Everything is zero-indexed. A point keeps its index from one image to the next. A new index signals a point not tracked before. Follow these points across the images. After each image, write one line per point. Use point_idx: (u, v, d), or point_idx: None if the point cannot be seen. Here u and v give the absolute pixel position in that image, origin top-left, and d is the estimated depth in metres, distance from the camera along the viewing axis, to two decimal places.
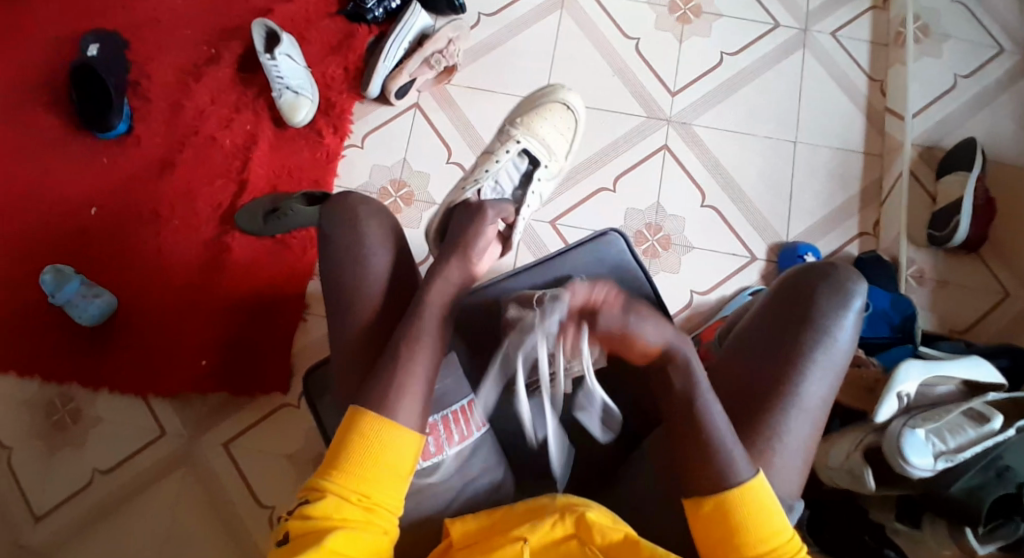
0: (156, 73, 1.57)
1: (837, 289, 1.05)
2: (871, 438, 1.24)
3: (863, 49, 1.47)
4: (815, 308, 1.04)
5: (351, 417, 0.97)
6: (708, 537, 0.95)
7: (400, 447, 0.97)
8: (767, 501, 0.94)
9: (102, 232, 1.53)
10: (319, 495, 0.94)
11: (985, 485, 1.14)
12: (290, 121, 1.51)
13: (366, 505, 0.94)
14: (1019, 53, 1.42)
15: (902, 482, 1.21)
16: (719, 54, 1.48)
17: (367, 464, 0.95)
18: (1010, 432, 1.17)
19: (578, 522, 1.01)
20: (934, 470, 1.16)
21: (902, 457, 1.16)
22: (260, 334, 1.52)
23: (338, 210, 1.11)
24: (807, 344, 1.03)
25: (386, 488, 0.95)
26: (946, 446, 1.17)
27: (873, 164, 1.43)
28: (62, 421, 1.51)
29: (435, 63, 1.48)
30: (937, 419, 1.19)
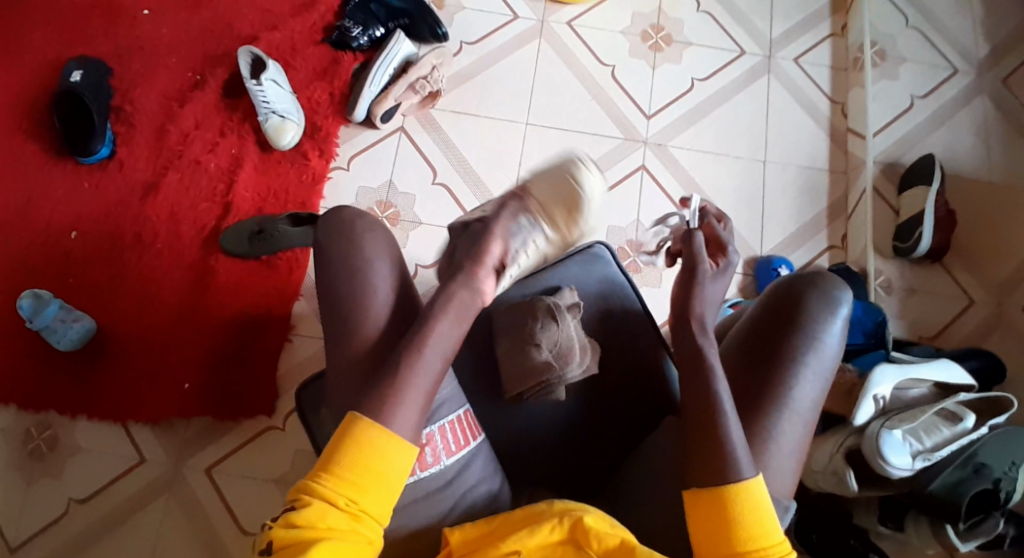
0: (140, 98, 1.59)
1: (826, 294, 1.10)
2: (850, 441, 1.28)
3: (824, 74, 1.56)
4: (806, 311, 1.09)
5: (344, 425, 0.98)
6: (702, 530, 0.96)
7: (389, 455, 0.97)
8: (765, 502, 0.96)
9: (83, 256, 1.52)
10: (306, 501, 0.93)
11: (963, 481, 1.20)
12: (277, 144, 1.54)
13: (352, 512, 0.94)
14: (972, 74, 1.53)
15: (885, 484, 1.25)
16: (690, 80, 1.56)
17: (355, 472, 0.95)
18: (982, 430, 1.24)
19: (574, 526, 0.99)
20: (913, 469, 1.21)
21: (881, 457, 1.21)
22: (245, 356, 1.51)
23: (337, 221, 1.13)
24: (799, 345, 1.08)
25: (374, 495, 0.95)
26: (923, 445, 1.23)
27: (839, 181, 1.51)
28: (39, 449, 1.48)
29: (420, 88, 1.54)
30: (914, 419, 1.25)
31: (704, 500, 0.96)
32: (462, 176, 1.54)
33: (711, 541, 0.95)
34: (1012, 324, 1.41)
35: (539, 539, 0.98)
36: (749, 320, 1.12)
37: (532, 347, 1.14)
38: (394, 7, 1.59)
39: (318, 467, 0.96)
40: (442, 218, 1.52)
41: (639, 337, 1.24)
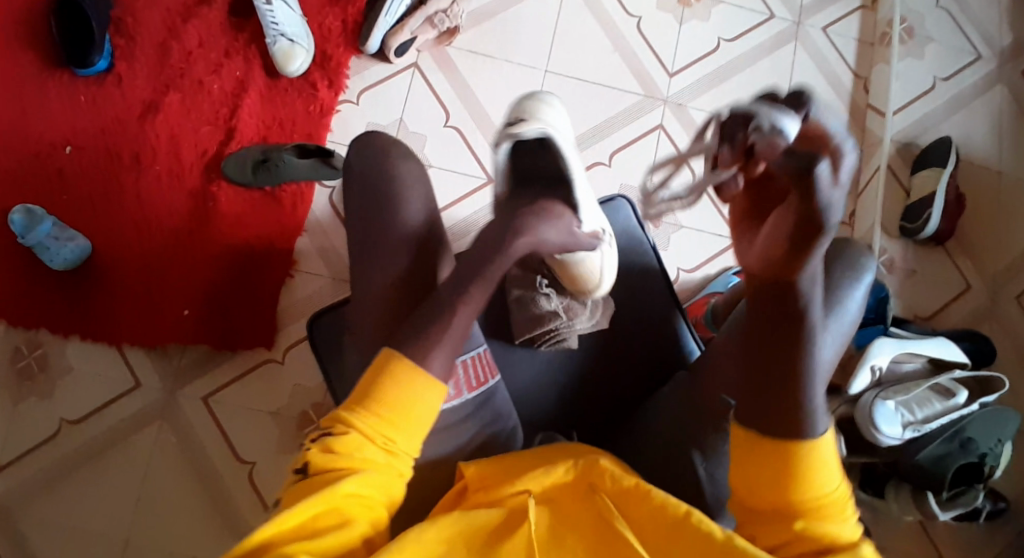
0: (142, 10, 1.51)
1: (852, 263, 1.14)
2: (843, 409, 1.37)
3: (850, 46, 1.53)
4: (833, 279, 1.13)
5: (385, 357, 0.94)
6: (753, 472, 0.94)
7: (427, 393, 0.94)
8: (823, 455, 0.93)
9: (78, 173, 1.47)
10: (342, 431, 0.91)
11: (949, 454, 1.30)
12: (284, 70, 1.48)
13: (387, 448, 0.92)
14: (993, 62, 1.53)
15: (873, 451, 1.36)
16: (716, 40, 1.52)
17: (394, 408, 0.92)
18: (972, 406, 1.33)
19: (589, 467, 1.00)
20: (902, 439, 1.30)
21: (874, 426, 1.29)
22: (244, 288, 1.50)
23: (365, 174, 1.15)
24: None
25: (411, 435, 0.93)
26: (914, 417, 1.31)
27: (853, 158, 1.51)
28: (29, 368, 1.47)
29: (438, 23, 1.47)
30: (908, 392, 1.33)
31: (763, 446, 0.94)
32: (476, 122, 1.50)
33: (762, 486, 0.94)
34: (1004, 315, 1.45)
35: (552, 478, 1.00)
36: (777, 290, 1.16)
37: (544, 295, 1.20)
38: None
39: (358, 395, 0.94)
40: (452, 162, 1.49)
41: (650, 314, 1.26)
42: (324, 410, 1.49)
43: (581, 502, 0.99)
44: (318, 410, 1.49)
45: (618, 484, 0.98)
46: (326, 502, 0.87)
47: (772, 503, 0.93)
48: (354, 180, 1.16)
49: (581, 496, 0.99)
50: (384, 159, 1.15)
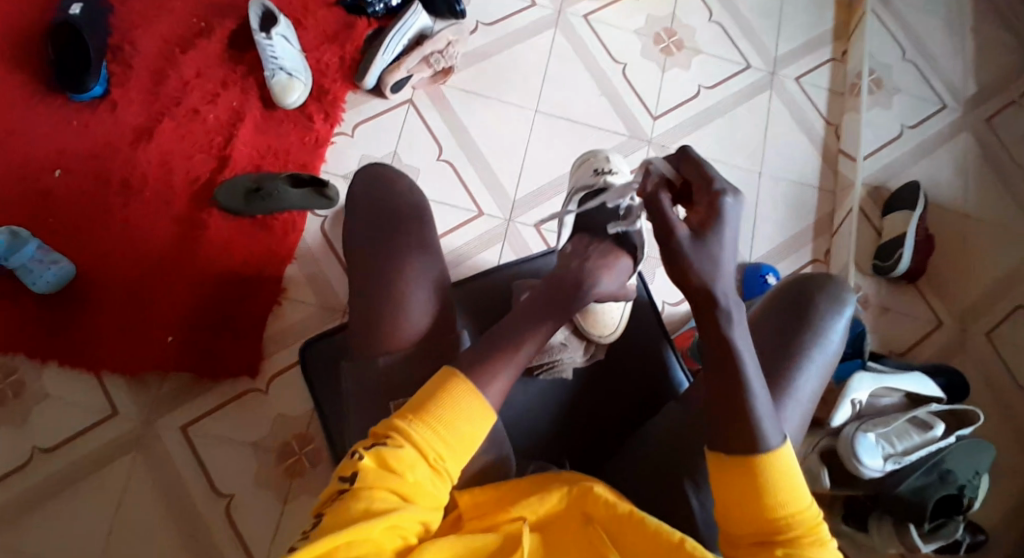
0: (141, 40, 1.54)
1: (834, 296, 1.17)
2: (825, 441, 1.41)
3: (822, 96, 1.64)
4: (814, 309, 1.15)
5: (446, 374, 0.98)
6: (731, 500, 0.94)
7: (481, 417, 0.97)
8: (790, 474, 0.94)
9: (66, 196, 1.47)
10: (397, 445, 0.94)
11: (928, 486, 1.31)
12: (282, 102, 1.51)
13: (437, 469, 0.95)
14: (959, 110, 1.64)
15: (854, 484, 1.39)
16: (697, 87, 1.61)
17: (451, 427, 0.95)
18: (950, 438, 1.37)
19: (583, 495, 1.00)
20: (883, 471, 1.34)
21: (856, 459, 1.34)
22: (230, 314, 1.48)
23: (367, 207, 1.18)
24: (805, 339, 1.14)
25: (458, 455, 0.95)
26: (894, 449, 1.36)
27: (826, 200, 1.59)
28: (3, 393, 1.42)
29: (434, 62, 1.53)
30: (887, 424, 1.37)
31: (732, 465, 0.94)
32: (468, 156, 1.54)
33: (741, 514, 0.94)
34: (974, 348, 1.52)
35: (548, 508, 0.99)
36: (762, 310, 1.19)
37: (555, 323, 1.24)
38: None
39: (416, 409, 0.96)
40: (444, 195, 1.52)
41: (642, 336, 1.28)
42: (307, 440, 1.46)
43: (577, 532, 0.99)
44: (300, 440, 1.46)
45: (611, 509, 0.98)
46: (371, 529, 0.90)
47: (752, 530, 0.94)
48: (355, 211, 1.18)
49: (575, 526, 0.99)
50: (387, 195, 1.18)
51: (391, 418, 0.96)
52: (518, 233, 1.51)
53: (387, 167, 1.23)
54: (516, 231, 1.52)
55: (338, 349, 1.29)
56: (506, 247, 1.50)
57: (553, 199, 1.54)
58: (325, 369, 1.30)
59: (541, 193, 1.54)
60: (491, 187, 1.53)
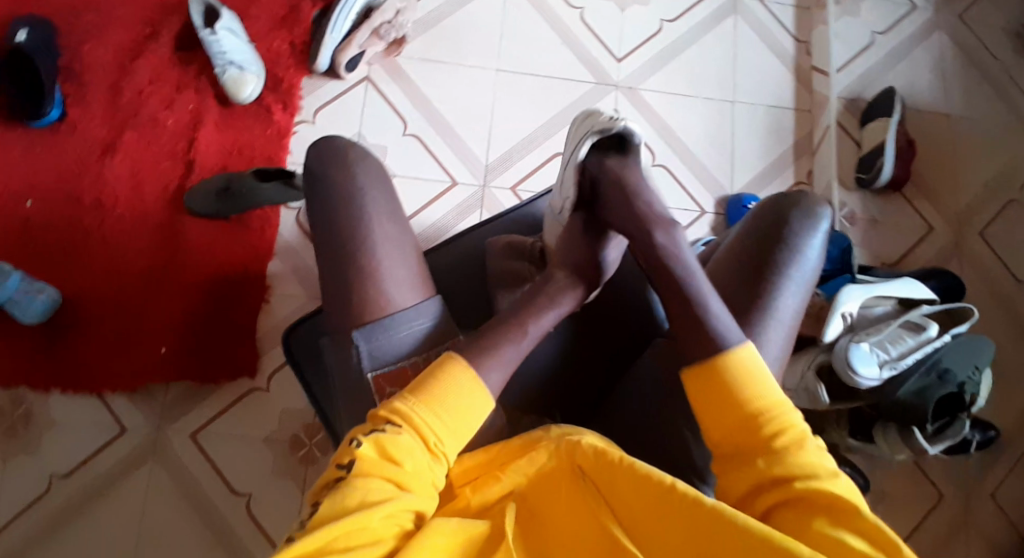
0: (87, 54, 1.51)
1: (808, 212, 1.17)
2: (821, 357, 1.42)
3: (789, 13, 1.58)
4: (789, 228, 1.15)
5: (444, 357, 1.02)
6: (708, 407, 1.01)
7: (480, 400, 1.02)
8: (759, 368, 1.01)
9: (40, 224, 1.47)
10: (395, 430, 0.97)
11: (928, 387, 1.36)
12: (237, 98, 1.48)
13: (435, 452, 0.98)
14: (929, 10, 1.60)
15: (855, 396, 1.42)
16: (659, 22, 1.56)
17: (447, 404, 1.00)
18: (944, 338, 1.39)
19: (572, 452, 0.97)
20: (880, 378, 1.36)
21: (851, 369, 1.35)
22: (223, 318, 1.49)
23: (327, 192, 1.16)
24: (783, 261, 1.14)
25: (456, 437, 0.99)
26: (889, 354, 1.37)
27: (805, 120, 1.55)
28: (14, 425, 1.45)
29: (385, 33, 1.49)
30: (879, 332, 1.38)
31: (702, 376, 1.01)
32: (435, 125, 1.51)
33: (719, 419, 1.00)
34: (967, 250, 1.53)
35: (538, 468, 0.98)
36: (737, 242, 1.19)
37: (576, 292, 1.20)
38: None
39: (414, 392, 1.00)
40: (416, 170, 1.49)
41: (627, 301, 1.28)
42: (316, 430, 1.50)
43: (568, 485, 0.96)
44: (309, 429, 1.50)
45: (603, 457, 0.95)
46: (370, 516, 0.91)
47: (733, 436, 0.99)
48: (314, 194, 1.18)
49: (565, 482, 0.97)
50: (348, 179, 1.16)
51: (390, 402, 0.99)
52: (494, 198, 1.49)
53: (340, 140, 1.21)
54: (492, 196, 1.50)
55: (315, 334, 1.29)
56: (485, 214, 1.49)
57: (528, 158, 1.51)
58: (310, 359, 1.28)
59: (514, 153, 1.51)
60: (462, 154, 1.51)
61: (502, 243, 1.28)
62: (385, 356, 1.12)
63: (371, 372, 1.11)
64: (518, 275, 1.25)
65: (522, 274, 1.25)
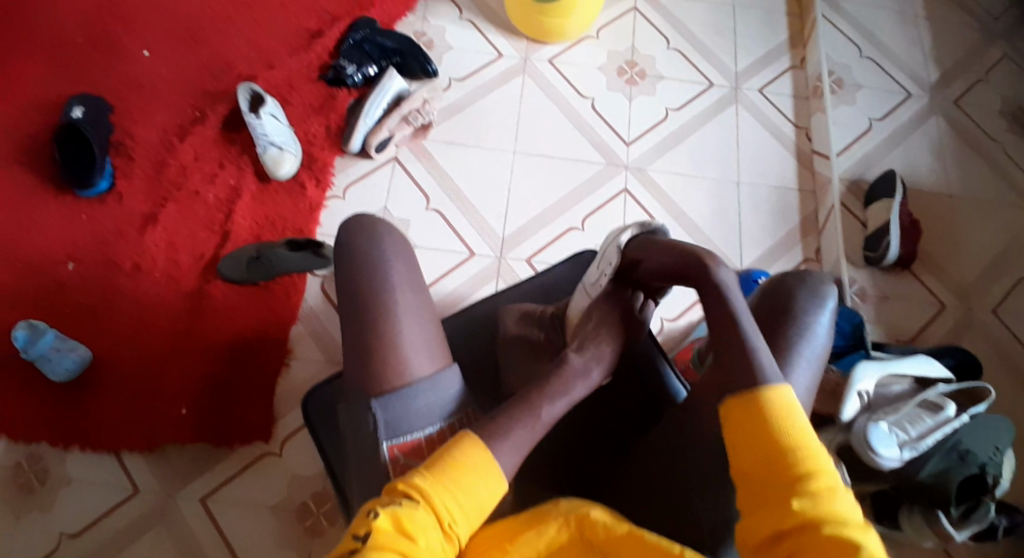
0: (139, 133, 1.64)
1: (814, 292, 1.20)
2: (841, 437, 1.38)
3: (787, 102, 1.69)
4: (796, 307, 1.18)
5: (461, 439, 1.04)
6: (742, 441, 1.03)
7: (493, 481, 1.03)
8: (796, 410, 1.03)
9: (80, 286, 1.55)
10: (412, 505, 0.99)
11: (949, 468, 1.32)
12: (275, 175, 1.60)
13: (448, 533, 0.99)
14: (924, 97, 1.69)
15: (876, 476, 1.37)
16: (665, 110, 1.67)
17: (464, 488, 1.01)
18: (963, 417, 1.34)
19: (582, 523, 1.01)
20: (901, 459, 1.31)
21: (870, 449, 1.31)
22: (243, 381, 1.53)
23: (352, 258, 1.23)
24: (791, 338, 1.17)
25: (470, 518, 1.01)
26: (908, 435, 1.33)
27: (809, 199, 1.62)
28: (31, 482, 1.48)
29: (412, 120, 1.62)
30: (897, 412, 1.35)
31: (741, 407, 1.05)
32: (454, 201, 1.60)
33: (753, 457, 1.02)
34: (980, 325, 1.54)
35: (546, 541, 1.00)
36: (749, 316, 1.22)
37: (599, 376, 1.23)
38: (387, 46, 1.67)
39: (433, 472, 1.02)
40: (436, 242, 1.58)
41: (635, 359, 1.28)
42: (323, 499, 1.50)
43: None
44: (318, 499, 1.50)
45: (611, 532, 1.00)
46: None
47: (764, 473, 1.01)
48: (340, 261, 1.25)
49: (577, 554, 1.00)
50: (373, 248, 1.23)
51: (407, 479, 1.01)
52: (509, 268, 1.56)
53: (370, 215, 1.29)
54: (508, 266, 1.56)
55: (332, 398, 1.30)
56: (500, 283, 1.55)
57: (541, 231, 1.59)
58: (325, 420, 1.29)
59: (528, 228, 1.59)
60: (480, 228, 1.59)
61: (515, 313, 1.30)
62: (400, 426, 1.14)
63: (386, 441, 1.13)
64: (528, 341, 1.27)
65: (532, 339, 1.27)
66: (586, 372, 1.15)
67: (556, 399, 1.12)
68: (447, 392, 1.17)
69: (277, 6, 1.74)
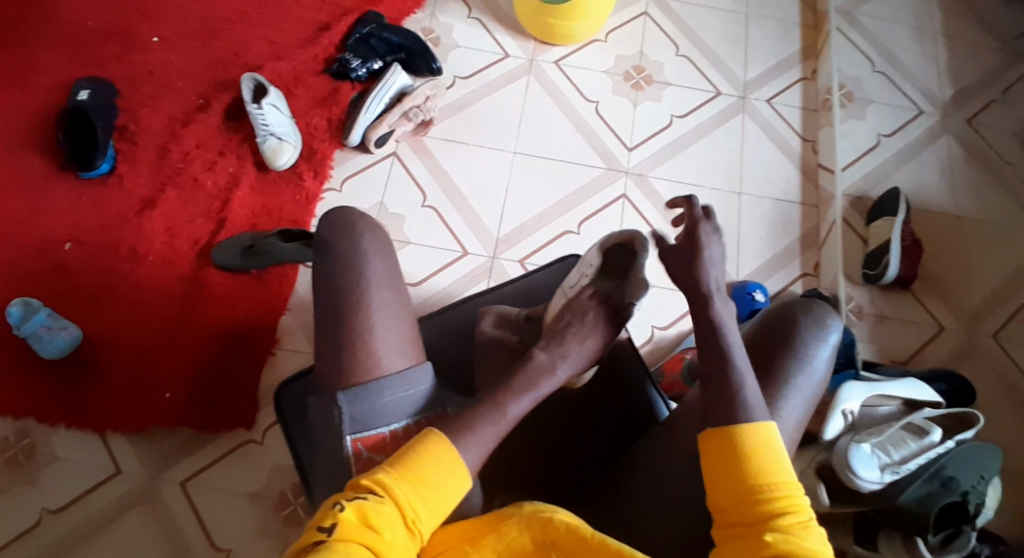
0: (144, 117, 1.65)
1: (818, 321, 1.17)
2: (822, 456, 1.37)
3: (796, 114, 1.66)
4: (800, 334, 1.16)
5: (427, 436, 1.01)
6: (717, 474, 1.01)
7: (458, 479, 1.00)
8: (774, 445, 1.01)
9: (76, 265, 1.56)
10: (379, 500, 0.95)
11: (933, 494, 1.28)
12: (273, 165, 1.60)
13: (412, 529, 0.96)
14: (937, 115, 1.65)
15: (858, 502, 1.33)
16: (670, 116, 1.64)
17: (432, 486, 0.98)
18: (948, 443, 1.32)
19: (546, 527, 0.97)
20: (882, 482, 1.29)
21: (852, 472, 1.29)
22: (230, 368, 1.54)
23: (330, 254, 1.18)
24: (790, 367, 1.14)
25: (433, 517, 0.98)
26: (891, 459, 1.31)
27: (811, 214, 1.59)
28: (17, 457, 1.49)
29: (412, 117, 1.60)
30: (881, 434, 1.33)
31: (717, 440, 1.02)
32: (450, 199, 1.59)
33: (728, 490, 1.00)
34: (981, 352, 1.50)
35: (509, 543, 0.97)
36: (746, 339, 1.19)
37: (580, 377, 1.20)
38: (393, 41, 1.66)
39: (399, 466, 0.98)
40: (429, 239, 1.56)
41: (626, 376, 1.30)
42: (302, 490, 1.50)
43: None
44: (296, 489, 1.50)
45: (575, 533, 0.97)
46: None
47: (738, 508, 0.99)
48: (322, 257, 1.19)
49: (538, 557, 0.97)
50: (353, 248, 1.17)
51: (372, 473, 0.98)
52: (501, 269, 1.54)
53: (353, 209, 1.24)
54: (501, 266, 1.55)
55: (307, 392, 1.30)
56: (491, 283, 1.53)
57: (537, 234, 1.57)
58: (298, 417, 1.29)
59: (523, 230, 1.57)
60: (475, 227, 1.57)
61: (491, 313, 1.28)
62: (368, 420, 1.09)
63: (350, 435, 1.09)
64: (502, 345, 1.24)
65: (505, 342, 1.23)
66: (551, 368, 1.11)
67: (522, 395, 1.08)
68: (416, 386, 1.12)
69: None
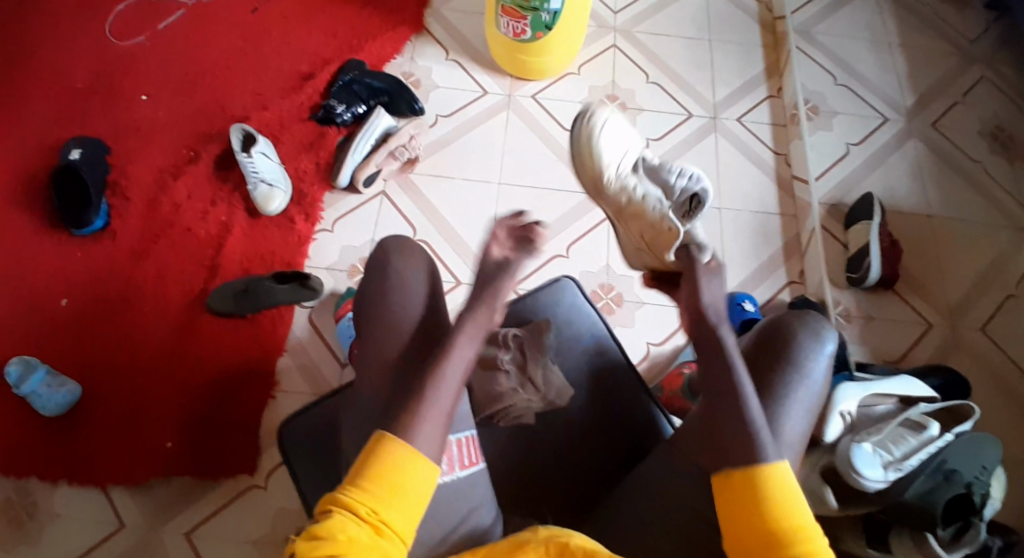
0: (134, 173, 1.68)
1: (814, 332, 1.16)
2: (824, 460, 1.38)
3: (766, 130, 1.73)
4: (798, 345, 1.14)
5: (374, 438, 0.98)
6: (735, 512, 1.00)
7: (415, 467, 0.97)
8: (791, 484, 1.00)
9: (73, 321, 1.57)
10: (328, 515, 0.93)
11: (936, 488, 1.28)
12: (265, 210, 1.64)
13: (375, 526, 0.93)
14: (901, 121, 1.73)
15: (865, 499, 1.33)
16: (646, 140, 1.71)
17: (377, 480, 0.95)
18: (946, 437, 1.33)
19: (562, 550, 0.97)
20: (886, 480, 1.29)
21: (854, 471, 1.29)
22: (228, 412, 1.54)
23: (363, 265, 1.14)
24: (789, 377, 1.13)
25: (398, 509, 0.94)
26: (893, 456, 1.31)
27: (790, 224, 1.65)
28: (18, 517, 1.47)
29: (399, 155, 1.66)
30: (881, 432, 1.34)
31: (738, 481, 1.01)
32: (440, 232, 1.63)
33: (744, 528, 0.99)
34: (967, 344, 1.54)
35: None
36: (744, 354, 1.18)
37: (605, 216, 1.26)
38: (375, 85, 1.72)
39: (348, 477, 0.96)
40: None
41: (624, 394, 1.26)
42: None
43: None
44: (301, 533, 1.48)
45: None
46: None
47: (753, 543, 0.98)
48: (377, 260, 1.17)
49: None
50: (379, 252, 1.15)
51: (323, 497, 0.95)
52: None
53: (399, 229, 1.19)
54: None
55: None
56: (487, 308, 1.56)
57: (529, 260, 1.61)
58: None
59: None
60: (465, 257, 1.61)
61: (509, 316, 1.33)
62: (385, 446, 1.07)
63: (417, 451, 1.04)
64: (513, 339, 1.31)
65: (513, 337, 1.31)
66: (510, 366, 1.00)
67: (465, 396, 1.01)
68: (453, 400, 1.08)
69: (271, 48, 1.80)
